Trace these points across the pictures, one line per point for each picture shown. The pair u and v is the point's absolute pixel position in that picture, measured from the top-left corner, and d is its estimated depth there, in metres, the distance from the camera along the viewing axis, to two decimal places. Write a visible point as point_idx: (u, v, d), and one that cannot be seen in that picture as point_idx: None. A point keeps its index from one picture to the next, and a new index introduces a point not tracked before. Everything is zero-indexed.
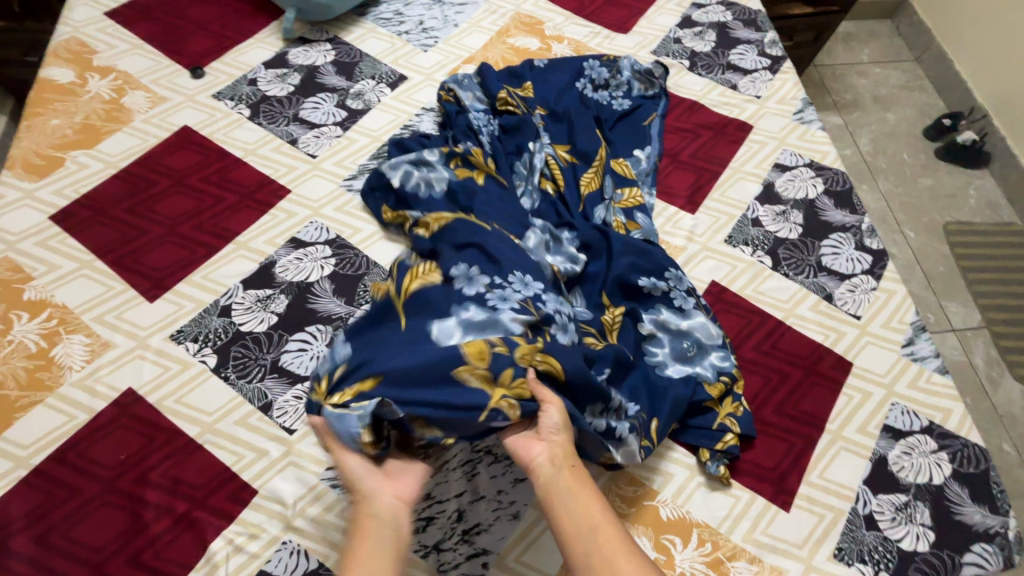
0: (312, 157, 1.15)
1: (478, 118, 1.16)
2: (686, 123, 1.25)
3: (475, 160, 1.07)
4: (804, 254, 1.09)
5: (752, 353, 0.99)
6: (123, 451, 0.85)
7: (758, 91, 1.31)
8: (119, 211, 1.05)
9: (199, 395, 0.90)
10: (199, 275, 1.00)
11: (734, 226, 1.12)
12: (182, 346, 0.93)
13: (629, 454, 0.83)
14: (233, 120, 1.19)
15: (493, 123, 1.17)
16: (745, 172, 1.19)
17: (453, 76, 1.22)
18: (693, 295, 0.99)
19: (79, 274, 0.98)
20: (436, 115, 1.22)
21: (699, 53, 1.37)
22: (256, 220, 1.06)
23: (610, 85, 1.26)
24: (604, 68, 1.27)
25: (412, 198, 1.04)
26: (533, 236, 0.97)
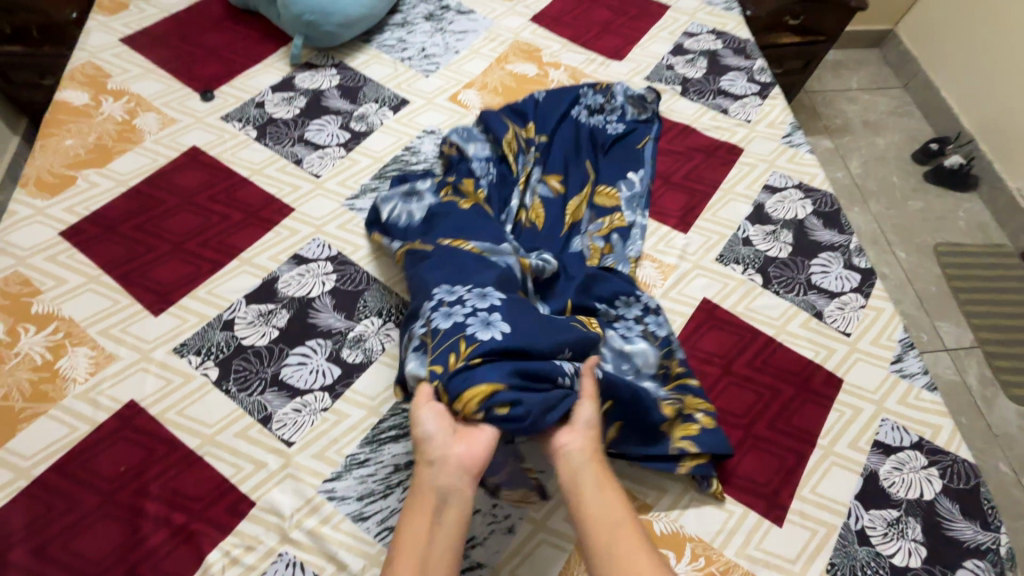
0: (316, 177, 1.19)
1: (480, 166, 1.15)
2: (678, 146, 1.29)
3: (464, 189, 1.10)
4: (795, 272, 1.12)
5: (744, 369, 1.01)
6: (124, 463, 0.86)
7: (749, 116, 1.36)
8: (127, 228, 1.08)
9: (201, 408, 0.91)
10: (203, 289, 1.03)
11: (725, 245, 1.15)
12: (185, 359, 0.95)
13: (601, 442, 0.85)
14: (240, 141, 1.23)
15: (492, 168, 1.16)
16: (736, 193, 1.22)
17: (457, 129, 1.20)
18: (639, 323, 1.01)
19: (87, 288, 1.00)
20: (436, 137, 1.27)
21: (691, 79, 1.42)
22: (261, 237, 1.10)
23: (604, 110, 1.31)
24: (598, 94, 1.31)
25: (392, 227, 1.08)
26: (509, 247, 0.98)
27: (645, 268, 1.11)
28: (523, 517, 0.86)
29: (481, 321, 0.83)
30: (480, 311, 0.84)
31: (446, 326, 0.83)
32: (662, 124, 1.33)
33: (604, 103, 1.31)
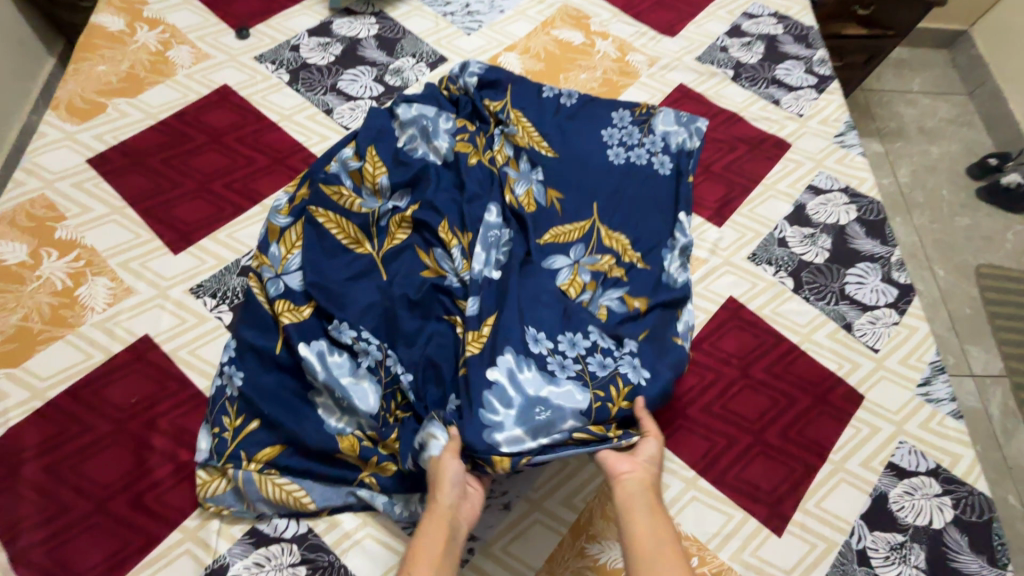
0: (346, 129, 1.15)
1: (448, 265, 0.96)
2: (722, 135, 1.23)
3: (445, 238, 0.97)
4: (828, 279, 1.07)
5: (762, 374, 0.98)
6: (135, 395, 0.87)
7: (801, 109, 1.28)
8: (154, 162, 1.07)
9: (212, 350, 0.92)
10: (224, 232, 1.02)
11: (759, 244, 1.10)
12: (200, 301, 0.95)
13: (492, 245, 0.97)
14: (272, 84, 1.19)
15: (434, 286, 0.94)
16: (778, 190, 1.17)
17: (359, 396, 0.86)
18: (586, 341, 0.88)
19: (110, 219, 1.00)
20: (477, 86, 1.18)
21: (744, 64, 1.34)
22: (285, 185, 1.08)
23: (550, 369, 0.85)
24: (500, 396, 0.81)
25: (330, 382, 0.86)
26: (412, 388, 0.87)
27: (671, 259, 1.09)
28: (520, 495, 0.86)
29: (370, 369, 0.88)
30: (394, 355, 0.89)
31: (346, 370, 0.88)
32: (708, 109, 1.27)
33: (642, 136, 1.15)
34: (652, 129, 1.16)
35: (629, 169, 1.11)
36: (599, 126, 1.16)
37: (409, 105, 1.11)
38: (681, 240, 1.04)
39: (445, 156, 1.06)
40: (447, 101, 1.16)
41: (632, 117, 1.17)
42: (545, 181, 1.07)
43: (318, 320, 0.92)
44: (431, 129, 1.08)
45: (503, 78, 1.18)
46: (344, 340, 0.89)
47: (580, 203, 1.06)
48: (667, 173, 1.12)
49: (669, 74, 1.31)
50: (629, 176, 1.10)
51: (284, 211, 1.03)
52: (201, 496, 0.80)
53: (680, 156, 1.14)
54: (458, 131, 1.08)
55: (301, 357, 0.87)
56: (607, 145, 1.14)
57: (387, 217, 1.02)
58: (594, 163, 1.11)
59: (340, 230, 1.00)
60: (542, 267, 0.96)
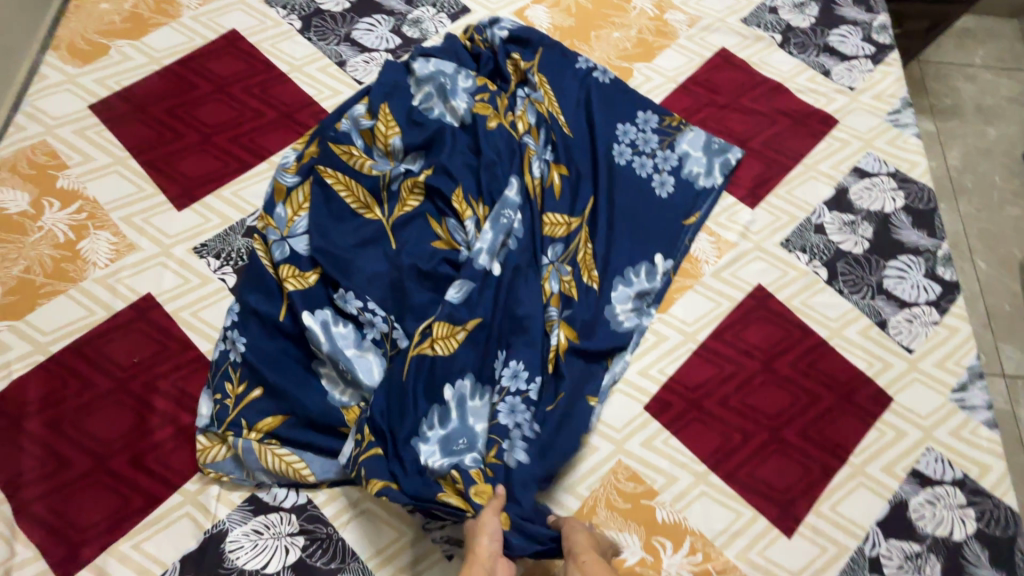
0: (358, 84, 1.08)
1: (459, 236, 0.91)
2: (764, 107, 1.13)
3: (459, 208, 0.92)
4: (865, 272, 1.00)
5: (786, 368, 0.93)
6: (137, 354, 0.85)
7: (854, 81, 1.16)
8: (158, 111, 1.02)
9: (215, 313, 0.89)
10: (229, 190, 0.97)
11: (794, 229, 1.03)
12: (203, 261, 0.92)
13: (502, 225, 0.90)
14: (283, 31, 1.12)
15: (445, 259, 0.90)
16: (819, 171, 1.08)
17: (363, 367, 0.83)
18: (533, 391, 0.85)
19: (112, 170, 0.96)
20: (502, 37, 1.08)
21: (795, 28, 1.22)
22: (294, 142, 1.02)
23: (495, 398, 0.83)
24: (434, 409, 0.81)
25: (333, 352, 0.83)
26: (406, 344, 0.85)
27: (700, 240, 1.01)
28: None
29: (375, 339, 0.86)
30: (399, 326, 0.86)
31: (351, 341, 0.85)
32: (751, 78, 1.16)
33: (659, 148, 1.05)
34: (673, 146, 1.05)
35: (628, 173, 1.02)
36: (617, 120, 1.06)
37: (427, 60, 1.04)
38: (640, 285, 0.95)
39: (462, 118, 0.99)
40: (468, 55, 1.08)
41: (658, 124, 1.07)
42: (561, 158, 1.00)
43: (324, 288, 0.89)
44: (449, 87, 1.01)
45: (535, 36, 1.09)
46: (349, 310, 0.86)
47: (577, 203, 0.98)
48: (665, 196, 1.01)
49: (711, 36, 1.20)
50: (619, 192, 1.00)
51: (292, 170, 0.98)
52: (201, 462, 0.79)
53: (686, 186, 1.03)
54: (477, 92, 1.01)
55: (305, 326, 0.84)
56: (616, 150, 1.03)
57: (399, 179, 0.96)
58: (606, 165, 1.01)
59: (349, 192, 0.95)
60: (535, 249, 0.92)
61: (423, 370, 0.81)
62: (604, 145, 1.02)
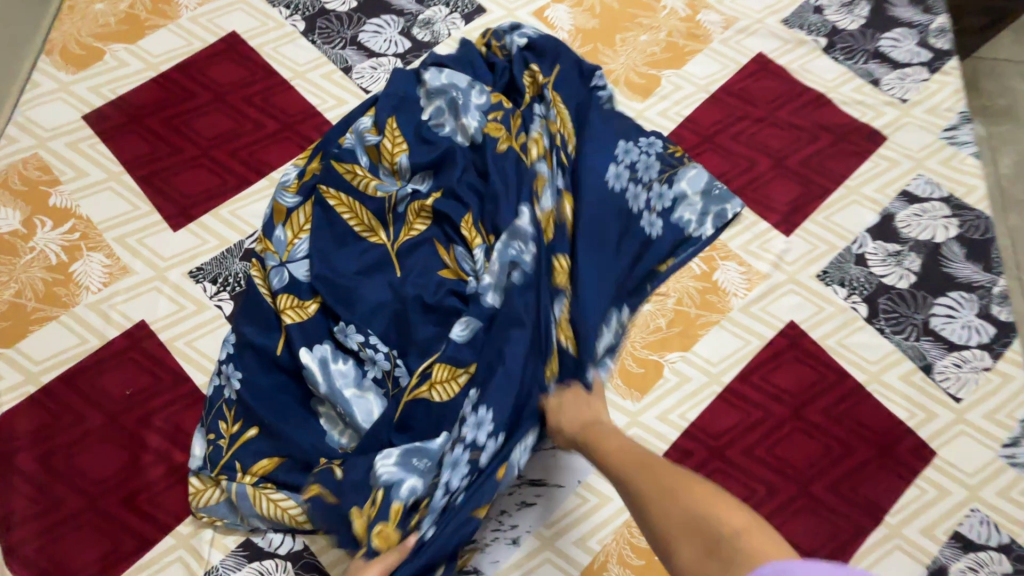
0: (364, 92, 1.01)
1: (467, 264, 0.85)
2: (804, 120, 1.04)
3: (467, 236, 0.86)
4: (910, 309, 0.91)
5: (817, 416, 0.86)
6: (130, 386, 0.82)
7: (905, 93, 1.05)
8: (154, 122, 0.96)
9: (211, 342, 0.85)
10: (226, 208, 0.92)
11: (832, 260, 0.95)
12: (199, 286, 0.88)
13: (510, 256, 0.82)
14: (285, 33, 1.05)
15: (452, 289, 0.84)
16: (863, 194, 0.99)
17: (359, 405, 0.78)
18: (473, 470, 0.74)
19: (106, 186, 0.92)
20: (523, 46, 1.00)
21: (842, 30, 1.11)
22: (295, 156, 0.96)
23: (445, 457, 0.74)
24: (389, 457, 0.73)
25: (330, 388, 0.78)
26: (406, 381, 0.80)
27: (728, 271, 0.93)
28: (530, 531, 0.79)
29: (374, 375, 0.80)
30: (400, 363, 0.81)
31: (348, 377, 0.80)
32: (790, 88, 1.06)
33: (658, 180, 0.95)
34: (673, 180, 0.96)
35: (623, 204, 0.93)
36: (619, 147, 0.96)
37: (439, 70, 0.96)
38: (612, 324, 0.87)
39: (471, 138, 0.91)
40: (484, 64, 1.00)
41: (661, 150, 0.97)
42: (573, 189, 0.92)
43: (323, 319, 0.84)
44: (460, 101, 0.93)
45: (557, 45, 1.00)
46: (349, 344, 0.81)
47: (586, 243, 0.87)
48: (653, 234, 0.93)
49: (747, 39, 1.10)
50: (614, 229, 0.91)
51: (292, 189, 0.92)
52: (194, 506, 0.76)
53: (675, 231, 0.93)
54: (491, 108, 0.93)
55: (301, 360, 0.79)
56: (610, 175, 0.94)
57: (406, 199, 0.90)
58: (602, 199, 0.92)
59: (352, 214, 0.89)
60: (541, 286, 0.81)
61: (421, 414, 0.76)
62: (599, 176, 0.93)
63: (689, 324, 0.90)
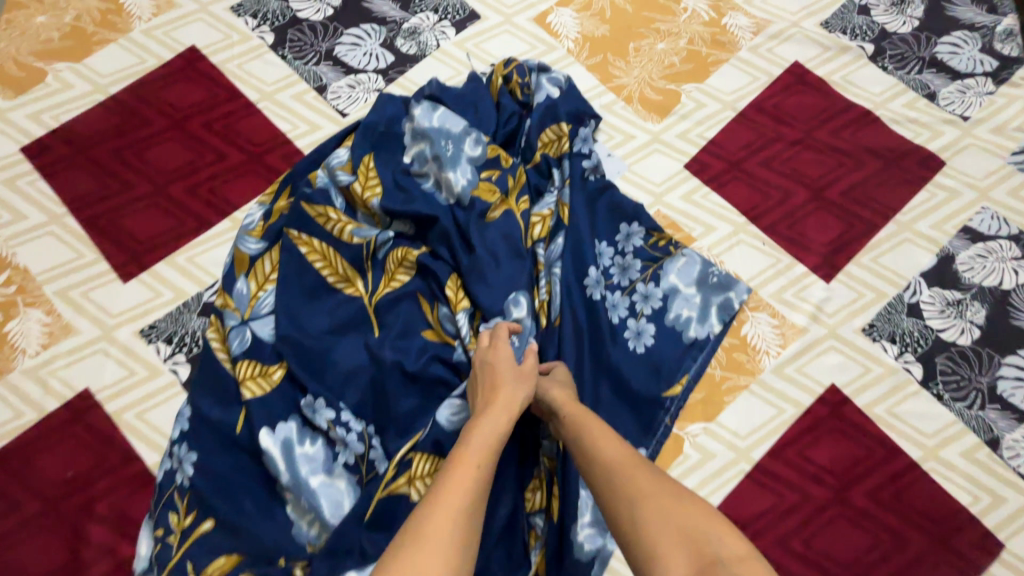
0: (341, 116, 0.89)
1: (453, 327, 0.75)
2: (846, 142, 0.90)
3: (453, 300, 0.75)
4: (974, 371, 0.78)
5: (862, 500, 0.74)
6: (71, 467, 0.72)
7: (967, 109, 0.91)
8: (102, 153, 0.85)
9: (163, 414, 0.74)
10: (183, 255, 0.81)
11: (881, 310, 0.81)
12: (151, 347, 0.77)
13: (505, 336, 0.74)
14: (251, 47, 0.92)
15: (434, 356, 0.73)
16: (917, 231, 0.85)
17: (328, 495, 0.68)
18: None
19: (47, 230, 0.81)
20: (530, 75, 0.87)
21: (891, 34, 0.96)
22: (261, 192, 0.85)
23: None
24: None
25: (295, 474, 0.68)
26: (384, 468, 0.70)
27: (759, 324, 0.81)
28: None
29: (346, 459, 0.70)
30: (376, 445, 0.71)
31: (316, 461, 0.69)
32: (831, 104, 0.92)
33: (641, 281, 0.80)
34: (658, 277, 0.81)
35: (610, 330, 0.78)
36: (597, 239, 0.82)
37: (433, 107, 0.83)
38: None
39: (459, 195, 0.79)
40: (491, 103, 0.86)
41: (643, 243, 0.82)
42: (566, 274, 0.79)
43: (289, 388, 0.73)
44: (448, 150, 0.80)
45: (566, 79, 0.87)
46: (318, 422, 0.70)
47: (577, 342, 0.77)
48: (642, 351, 0.78)
49: (780, 47, 0.96)
50: (595, 364, 0.77)
51: (256, 232, 0.80)
52: None
53: (670, 337, 0.79)
54: (485, 163, 0.81)
55: (263, 441, 0.69)
56: (587, 281, 0.79)
57: (385, 247, 0.78)
58: (579, 333, 0.77)
59: (325, 262, 0.78)
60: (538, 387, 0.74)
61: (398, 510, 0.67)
62: (575, 283, 0.79)
63: (714, 389, 0.78)
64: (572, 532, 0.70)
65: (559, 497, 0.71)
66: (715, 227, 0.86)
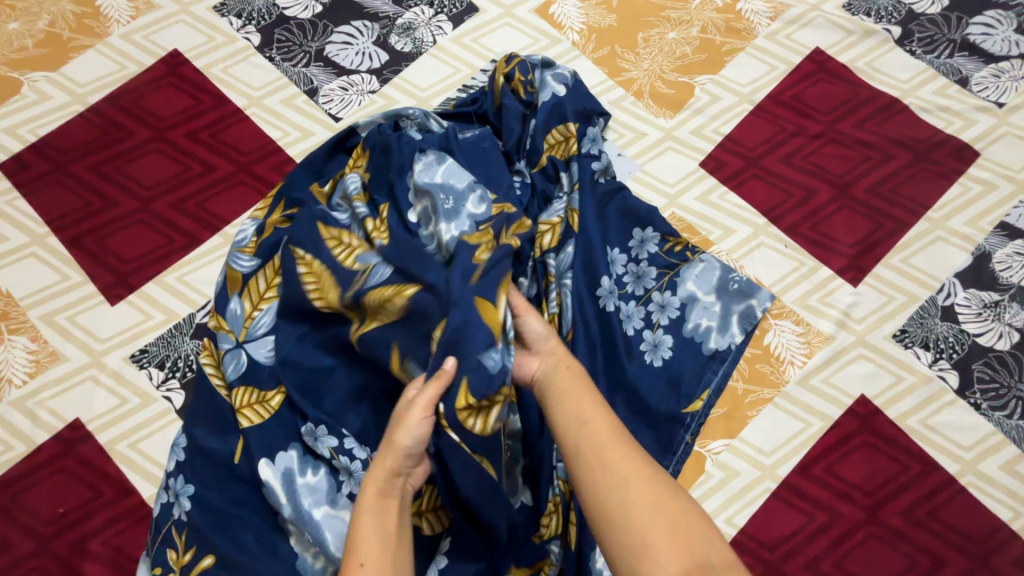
0: (334, 120, 0.84)
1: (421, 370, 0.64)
2: (872, 134, 0.84)
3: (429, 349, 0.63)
4: (1014, 378, 0.73)
5: (896, 518, 0.70)
6: (63, 503, 0.68)
7: (1002, 95, 0.85)
8: (84, 168, 0.81)
9: (157, 444, 0.71)
10: (172, 274, 0.77)
11: (912, 315, 0.76)
12: (143, 372, 0.73)
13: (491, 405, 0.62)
14: (237, 49, 0.87)
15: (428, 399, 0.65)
16: (950, 229, 0.80)
17: (331, 525, 0.64)
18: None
19: (31, 252, 0.77)
20: (536, 74, 0.81)
21: (919, 16, 0.90)
22: (252, 204, 0.80)
23: None
24: None
25: (296, 504, 0.65)
26: None
27: (782, 332, 0.76)
28: None
29: (350, 488, 0.66)
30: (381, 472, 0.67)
31: (317, 490, 0.66)
32: (855, 93, 0.86)
33: (657, 290, 0.76)
34: (675, 285, 0.76)
35: (624, 344, 0.74)
36: (608, 245, 0.77)
37: (439, 160, 0.74)
38: None
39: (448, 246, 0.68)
40: (494, 105, 0.81)
41: (659, 248, 0.77)
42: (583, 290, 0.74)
43: (287, 415, 0.69)
44: (448, 205, 0.70)
45: (574, 77, 0.82)
46: (319, 449, 0.67)
47: (591, 359, 0.73)
48: (659, 364, 0.74)
49: (800, 32, 0.90)
50: (610, 379, 0.73)
51: (249, 248, 0.76)
52: None
53: (689, 348, 0.74)
54: (488, 220, 0.69)
55: (261, 471, 0.65)
56: (600, 291, 0.75)
57: (376, 281, 0.68)
58: (594, 347, 0.73)
59: (315, 282, 0.70)
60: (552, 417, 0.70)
61: None
62: (587, 294, 0.74)
63: (736, 404, 0.73)
64: (590, 560, 0.66)
65: (576, 524, 0.67)
66: (734, 229, 0.81)
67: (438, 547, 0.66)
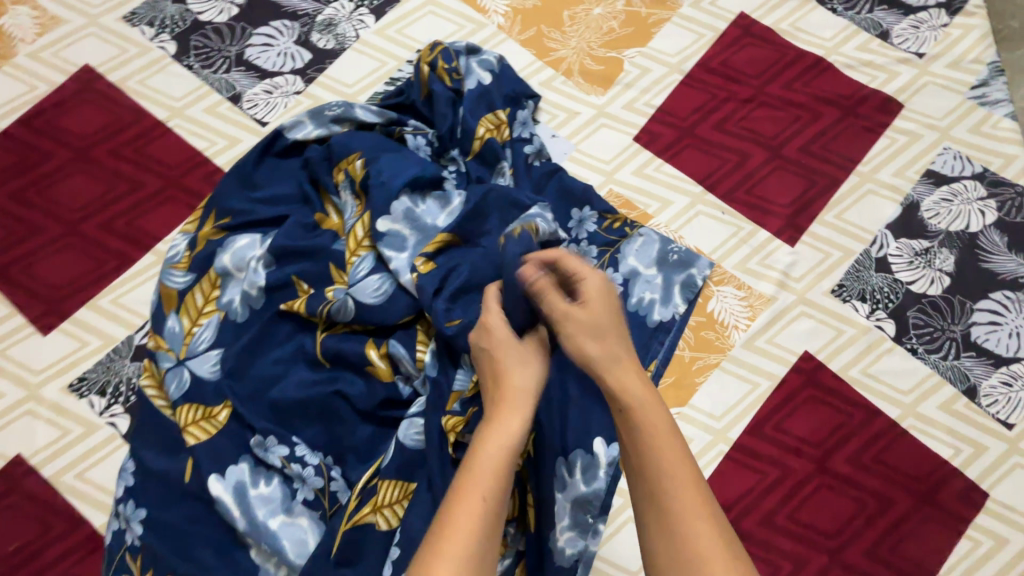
0: (260, 125, 0.82)
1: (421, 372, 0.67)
2: (800, 94, 0.85)
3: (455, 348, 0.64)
4: (947, 321, 0.76)
5: (845, 466, 0.72)
6: (14, 540, 0.67)
7: (922, 45, 0.86)
8: (2, 196, 0.78)
9: (105, 472, 0.69)
10: (106, 297, 0.75)
11: (847, 269, 0.78)
12: (85, 401, 0.71)
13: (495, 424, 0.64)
14: (152, 60, 0.84)
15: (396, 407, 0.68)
16: (879, 181, 0.81)
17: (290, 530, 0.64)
18: None
19: None
20: (472, 68, 0.81)
21: None
22: (182, 219, 0.78)
23: None
24: None
25: (251, 514, 0.64)
26: (344, 495, 0.66)
27: (725, 298, 0.77)
28: None
29: (303, 493, 0.66)
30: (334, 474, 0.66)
31: (274, 499, 0.65)
32: (780, 54, 0.87)
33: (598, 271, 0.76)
34: (617, 262, 0.76)
35: None
36: None
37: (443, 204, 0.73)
38: (577, 485, 0.68)
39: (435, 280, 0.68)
40: (423, 94, 0.79)
41: (598, 228, 0.77)
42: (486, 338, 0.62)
43: (233, 429, 0.68)
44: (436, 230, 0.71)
45: (502, 65, 0.82)
46: (269, 459, 0.66)
47: None
48: None
49: None
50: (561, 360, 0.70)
51: (182, 263, 0.74)
52: None
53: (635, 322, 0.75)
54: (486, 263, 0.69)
55: (212, 488, 0.65)
56: None
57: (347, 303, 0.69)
58: None
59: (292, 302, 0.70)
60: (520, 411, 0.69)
61: (359, 545, 0.62)
62: None
63: (684, 372, 0.75)
64: (551, 539, 0.67)
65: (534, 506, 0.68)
66: (672, 201, 0.81)
67: (392, 544, 0.63)
